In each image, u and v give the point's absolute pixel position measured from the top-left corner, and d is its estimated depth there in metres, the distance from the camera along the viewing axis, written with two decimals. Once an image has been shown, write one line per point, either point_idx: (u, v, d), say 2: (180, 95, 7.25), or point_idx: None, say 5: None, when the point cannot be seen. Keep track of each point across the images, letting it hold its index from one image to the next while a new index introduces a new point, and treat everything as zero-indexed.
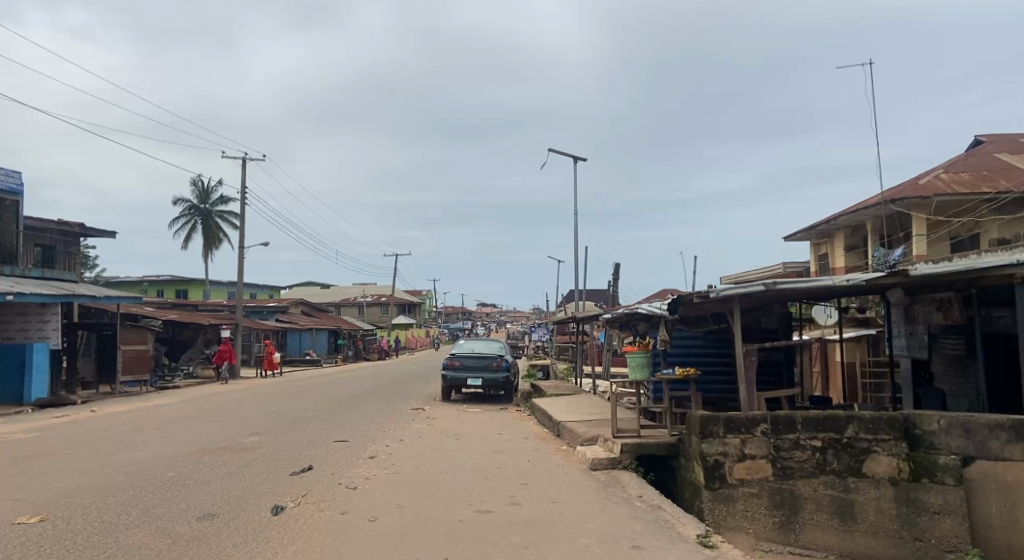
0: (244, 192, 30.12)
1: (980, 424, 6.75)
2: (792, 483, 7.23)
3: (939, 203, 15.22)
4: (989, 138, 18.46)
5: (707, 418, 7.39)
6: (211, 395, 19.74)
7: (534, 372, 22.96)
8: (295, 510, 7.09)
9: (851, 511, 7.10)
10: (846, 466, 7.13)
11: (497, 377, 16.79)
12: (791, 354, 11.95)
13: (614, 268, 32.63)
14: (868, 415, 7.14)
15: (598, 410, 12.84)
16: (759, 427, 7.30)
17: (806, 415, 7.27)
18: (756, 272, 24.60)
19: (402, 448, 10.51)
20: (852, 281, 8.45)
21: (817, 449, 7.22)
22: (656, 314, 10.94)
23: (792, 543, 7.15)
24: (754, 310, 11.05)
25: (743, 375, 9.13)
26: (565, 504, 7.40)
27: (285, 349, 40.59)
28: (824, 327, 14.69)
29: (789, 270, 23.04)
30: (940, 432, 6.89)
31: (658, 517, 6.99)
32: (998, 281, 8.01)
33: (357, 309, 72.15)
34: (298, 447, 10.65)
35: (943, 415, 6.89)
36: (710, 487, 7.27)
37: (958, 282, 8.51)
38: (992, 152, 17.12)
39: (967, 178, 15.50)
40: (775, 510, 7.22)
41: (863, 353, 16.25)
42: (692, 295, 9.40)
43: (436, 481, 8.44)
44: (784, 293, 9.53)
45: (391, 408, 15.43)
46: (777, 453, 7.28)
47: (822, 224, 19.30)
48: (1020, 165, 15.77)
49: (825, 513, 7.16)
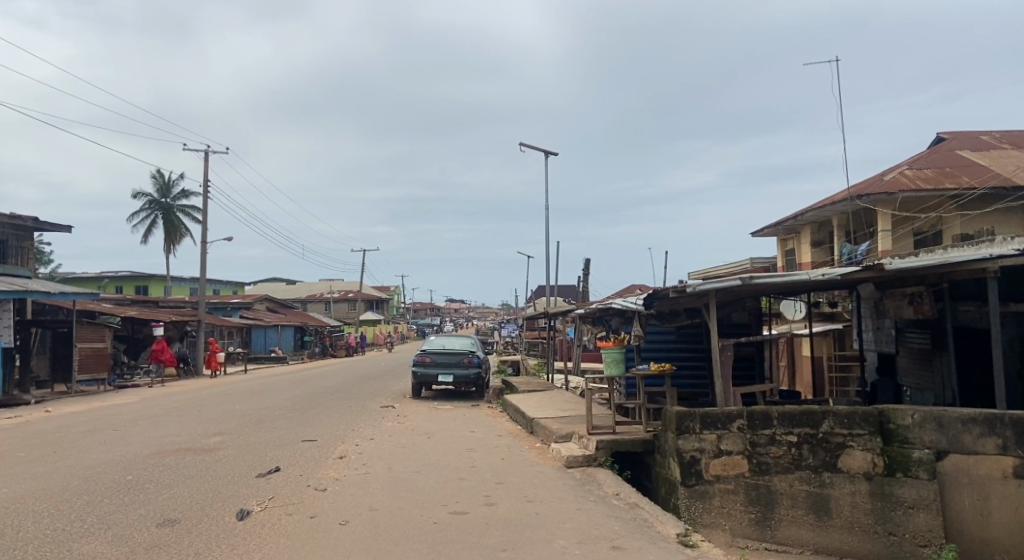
0: (207, 186, 29.36)
1: (953, 418, 6.76)
2: (768, 479, 7.16)
3: (905, 198, 15.39)
4: (951, 135, 18.78)
5: (683, 414, 7.29)
6: (171, 394, 19.15)
7: (505, 368, 22.79)
8: (261, 515, 6.81)
9: (826, 506, 7.06)
10: (822, 461, 7.09)
11: (468, 374, 16.58)
12: (763, 348, 11.97)
13: (585, 264, 32.62)
14: (843, 410, 7.10)
15: (570, 407, 12.72)
16: (735, 423, 7.22)
17: (782, 410, 7.21)
18: (724, 268, 24.74)
19: (372, 448, 10.27)
20: (827, 275, 8.38)
21: (792, 444, 7.16)
22: (630, 309, 10.83)
23: (768, 539, 7.10)
24: (727, 305, 11.00)
25: (718, 371, 9.04)
26: (541, 504, 7.25)
27: (250, 346, 39.75)
28: (793, 322, 14.78)
29: (756, 266, 23.21)
30: (914, 426, 6.88)
31: (636, 516, 6.88)
32: (970, 275, 8.05)
33: (324, 306, 71.22)
34: (264, 447, 10.31)
35: (917, 409, 6.88)
36: (686, 484, 7.19)
37: (930, 277, 8.52)
38: (955, 149, 17.40)
39: (931, 174, 15.70)
40: (751, 506, 7.14)
41: (830, 347, 16.41)
42: (667, 290, 9.29)
43: (408, 482, 8.23)
44: (759, 287, 9.47)
45: (359, 406, 15.12)
46: (753, 448, 7.20)
47: (789, 220, 19.44)
48: (982, 162, 16.05)
49: (800, 509, 7.10)
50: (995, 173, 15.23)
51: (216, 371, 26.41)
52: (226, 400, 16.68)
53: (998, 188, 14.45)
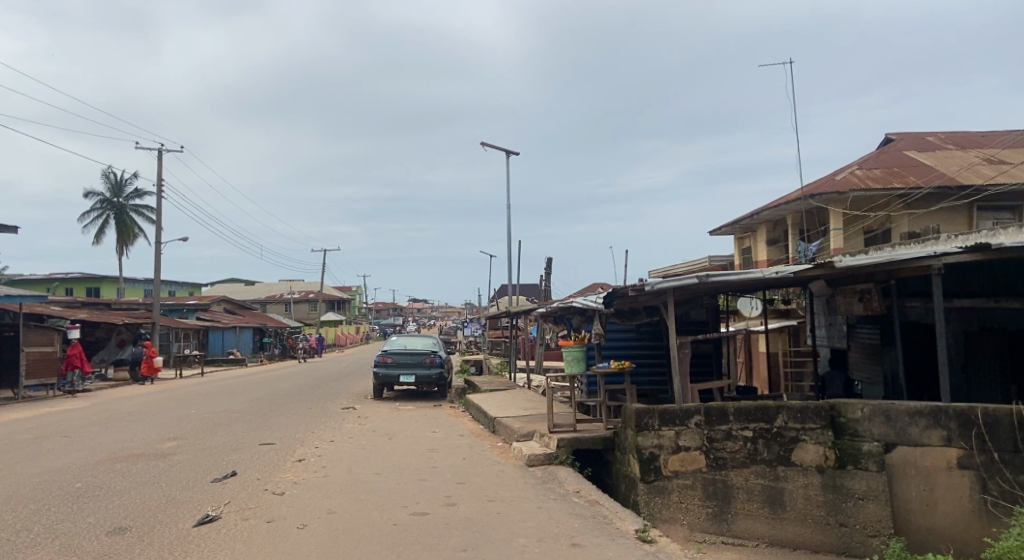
0: (161, 186, 28.69)
1: (901, 411, 6.97)
2: (724, 474, 7.28)
3: (856, 198, 15.80)
4: (898, 136, 19.34)
5: (642, 411, 7.35)
6: (125, 398, 18.63)
7: (467, 368, 22.73)
8: (217, 520, 6.67)
9: (780, 499, 7.21)
10: (776, 455, 7.24)
11: (430, 374, 16.50)
12: (720, 345, 12.17)
13: (547, 263, 32.76)
14: (796, 405, 7.25)
15: (532, 406, 12.74)
16: (693, 419, 7.32)
17: (738, 406, 7.34)
18: (683, 266, 25.10)
19: (332, 450, 10.14)
20: (781, 273, 8.54)
21: (748, 439, 7.29)
22: (591, 308, 10.92)
23: (724, 533, 7.22)
24: (685, 303, 11.15)
25: (677, 368, 9.15)
26: (502, 503, 7.25)
27: (206, 348, 38.88)
28: (750, 319, 15.06)
29: (714, 264, 23.61)
30: (863, 419, 7.08)
31: (596, 513, 6.93)
32: (915, 272, 8.30)
33: (284, 307, 70.23)
34: (220, 451, 10.11)
35: (866, 403, 7.08)
36: (646, 480, 7.27)
37: (878, 274, 8.74)
38: (903, 149, 17.92)
39: (880, 174, 16.16)
40: (708, 501, 7.26)
41: (785, 343, 16.78)
42: (627, 288, 9.39)
43: (368, 483, 8.15)
44: (715, 285, 9.62)
45: (319, 408, 14.92)
46: (710, 444, 7.32)
47: (745, 219, 19.81)
48: (928, 163, 16.57)
49: (755, 502, 7.24)
50: (939, 173, 15.76)
51: (150, 377, 24.39)
52: (182, 404, 16.31)
53: (943, 187, 14.96)
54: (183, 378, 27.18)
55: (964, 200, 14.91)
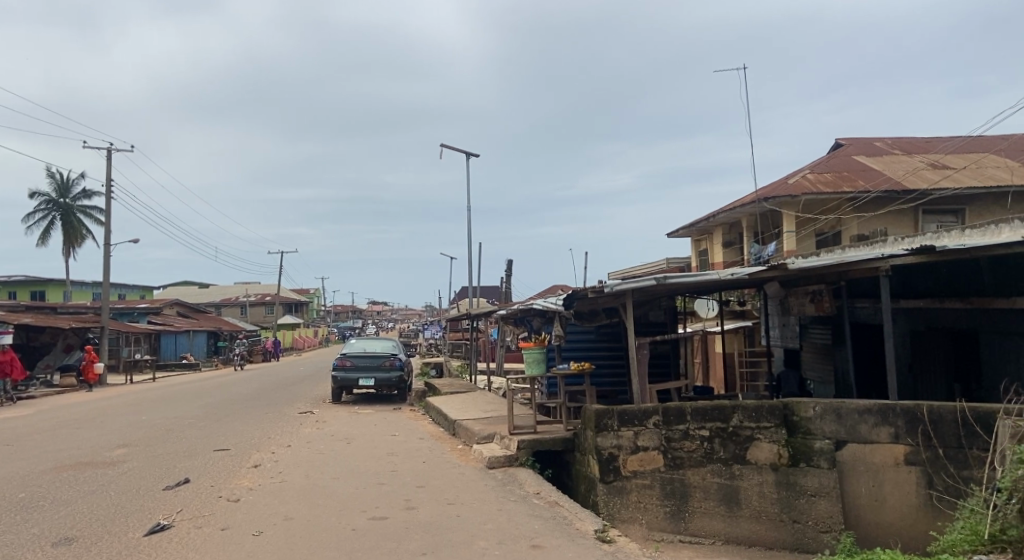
0: (111, 186, 27.84)
1: (851, 410, 7.16)
2: (682, 473, 7.38)
3: (808, 201, 16.20)
4: (848, 141, 19.91)
5: (602, 412, 7.40)
6: (72, 405, 18.01)
7: (428, 371, 22.61)
8: (169, 529, 6.49)
9: (735, 497, 7.34)
10: (732, 454, 7.37)
11: (390, 377, 16.35)
12: (678, 345, 12.34)
13: (507, 265, 32.78)
14: (752, 404, 7.39)
15: (492, 408, 12.73)
16: (651, 419, 7.41)
17: (695, 406, 7.44)
18: (642, 268, 25.41)
19: (290, 455, 9.96)
20: (736, 275, 8.70)
21: (705, 438, 7.40)
22: (551, 310, 10.96)
23: (682, 531, 7.32)
24: (644, 304, 11.28)
25: (636, 369, 9.24)
26: (463, 505, 7.23)
27: (159, 353, 37.87)
28: (707, 320, 15.32)
29: (672, 266, 23.96)
30: (815, 418, 7.26)
31: (556, 514, 6.96)
32: (863, 273, 8.55)
33: (240, 310, 68.85)
34: (173, 458, 9.85)
35: (818, 402, 7.26)
36: (605, 481, 7.32)
37: (829, 275, 8.98)
38: (852, 154, 18.45)
39: (830, 178, 16.61)
40: (666, 500, 7.35)
41: (741, 343, 17.12)
42: (587, 290, 9.45)
43: (327, 488, 8.04)
44: (673, 287, 9.75)
45: (276, 413, 14.65)
46: (668, 444, 7.41)
47: (702, 221, 20.14)
48: (875, 167, 17.09)
49: (711, 500, 7.35)
50: (886, 177, 16.27)
51: (94, 383, 23.46)
52: (133, 410, 15.85)
53: (889, 191, 15.45)
54: (134, 384, 26.40)
55: (910, 204, 15.42)
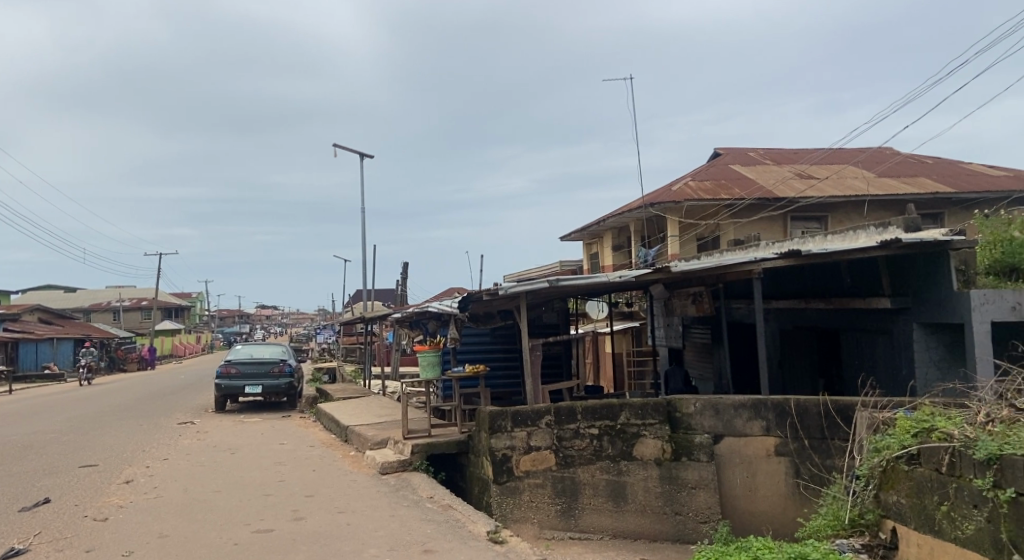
0: None
1: (728, 405, 7.59)
2: (572, 471, 7.56)
3: (690, 207, 17.03)
4: (725, 151, 21.11)
5: (496, 413, 7.45)
6: None
7: (319, 376, 21.97)
8: (24, 555, 5.94)
9: (623, 493, 7.60)
10: (620, 450, 7.62)
11: (278, 383, 15.74)
12: (571, 346, 12.64)
13: (402, 267, 32.40)
14: (638, 402, 7.68)
15: (386, 413, 12.53)
16: (544, 419, 7.54)
17: (585, 405, 7.64)
18: (536, 270, 25.84)
19: (166, 469, 9.38)
20: (624, 277, 9.00)
21: (594, 436, 7.62)
22: (445, 312, 10.92)
23: (572, 528, 7.49)
24: (537, 306, 11.46)
25: (529, 370, 9.37)
26: (353, 513, 7.07)
27: (16, 363, 34.65)
28: (598, 321, 15.78)
29: (565, 268, 24.52)
30: (696, 413, 7.64)
31: (449, 517, 6.94)
32: (739, 276, 9.08)
33: (113, 315, 64.18)
34: (31, 477, 9.04)
35: (698, 398, 7.64)
36: (498, 481, 7.37)
37: (709, 278, 9.48)
38: (729, 164, 19.58)
39: (709, 186, 17.54)
40: (557, 498, 7.51)
41: (630, 343, 17.75)
42: (481, 292, 9.49)
43: (207, 502, 7.63)
44: (565, 289, 9.96)
45: (152, 425, 13.76)
46: (559, 443, 7.56)
47: (593, 225, 20.74)
48: (750, 176, 18.22)
49: (600, 497, 7.57)
50: (759, 186, 17.37)
51: None
52: None
53: (762, 199, 16.51)
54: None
55: (781, 211, 16.54)
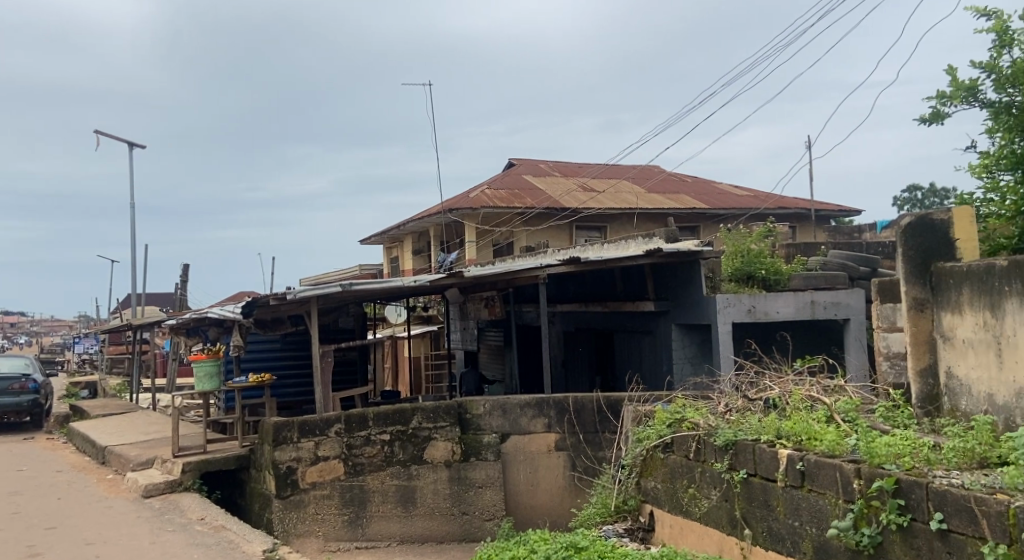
0: None
1: (514, 404, 7.89)
2: (361, 479, 7.40)
3: (485, 214, 17.55)
4: (519, 162, 22.06)
5: (281, 424, 7.05)
6: None
7: (77, 392, 19.37)
8: None
9: (411, 497, 7.58)
10: (410, 455, 7.60)
11: (21, 401, 13.61)
12: (365, 352, 12.39)
13: (182, 270, 29.70)
14: (429, 406, 7.70)
15: (156, 429, 11.36)
16: (333, 428, 7.29)
17: (377, 411, 7.52)
18: (333, 274, 25.05)
19: None
20: (418, 282, 9.01)
21: (385, 442, 7.52)
22: (227, 318, 10.15)
23: (359, 538, 7.33)
24: (330, 311, 11.10)
25: (319, 377, 9.02)
26: (105, 545, 6.29)
27: None
28: (395, 326, 15.67)
29: (363, 272, 24.06)
30: (484, 414, 7.85)
31: (220, 539, 6.45)
32: (527, 281, 9.50)
33: None
34: None
35: (487, 399, 7.86)
36: (281, 496, 7.00)
37: (500, 283, 9.80)
38: (522, 174, 20.48)
39: (504, 194, 18.18)
40: (344, 508, 7.30)
41: (427, 347, 17.84)
42: (266, 297, 8.96)
43: None
44: (357, 293, 9.73)
45: None
46: (349, 451, 7.36)
47: (392, 229, 20.58)
48: (540, 187, 19.19)
49: (389, 503, 7.49)
50: (548, 196, 18.35)
51: None
52: None
53: (550, 208, 17.45)
54: None
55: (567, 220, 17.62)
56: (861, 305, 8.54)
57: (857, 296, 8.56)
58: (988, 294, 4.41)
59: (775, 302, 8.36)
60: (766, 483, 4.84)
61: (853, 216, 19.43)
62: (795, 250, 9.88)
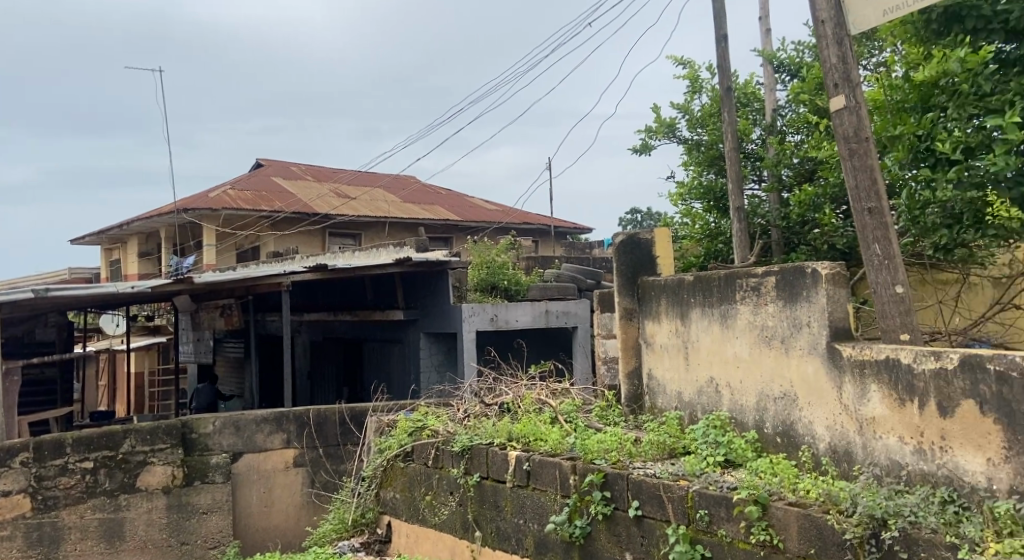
0: None
1: (249, 421, 7.35)
2: (54, 515, 6.41)
3: (227, 216, 16.31)
4: (268, 163, 20.87)
5: None
6: None
7: None
8: None
9: (118, 532, 6.66)
10: (119, 484, 6.69)
11: None
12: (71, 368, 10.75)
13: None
14: (146, 426, 6.86)
15: None
16: (16, 458, 6.25)
17: (77, 435, 6.54)
18: (35, 279, 21.40)
19: None
20: (138, 287, 8.05)
21: (88, 471, 6.57)
22: None
23: None
24: (23, 322, 9.50)
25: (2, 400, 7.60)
26: None
27: None
28: (112, 338, 13.82)
29: (75, 277, 20.89)
30: (214, 432, 7.20)
31: None
32: (268, 288, 8.96)
33: None
34: None
35: (217, 416, 7.21)
36: None
37: (237, 290, 9.12)
38: (270, 176, 19.40)
39: (249, 196, 17.04)
40: (30, 551, 6.30)
41: (153, 361, 15.99)
42: None
43: None
44: (59, 300, 8.40)
45: None
46: (38, 484, 6.35)
47: (113, 228, 18.20)
48: (290, 190, 18.32)
49: (90, 540, 6.55)
50: (299, 200, 17.58)
51: None
52: None
53: (299, 213, 16.71)
54: None
55: (317, 226, 16.99)
56: (586, 314, 9.38)
57: (584, 306, 9.37)
58: (680, 305, 5.08)
59: (514, 311, 8.84)
60: (496, 485, 5.06)
61: (586, 234, 21.38)
62: (533, 263, 10.60)
